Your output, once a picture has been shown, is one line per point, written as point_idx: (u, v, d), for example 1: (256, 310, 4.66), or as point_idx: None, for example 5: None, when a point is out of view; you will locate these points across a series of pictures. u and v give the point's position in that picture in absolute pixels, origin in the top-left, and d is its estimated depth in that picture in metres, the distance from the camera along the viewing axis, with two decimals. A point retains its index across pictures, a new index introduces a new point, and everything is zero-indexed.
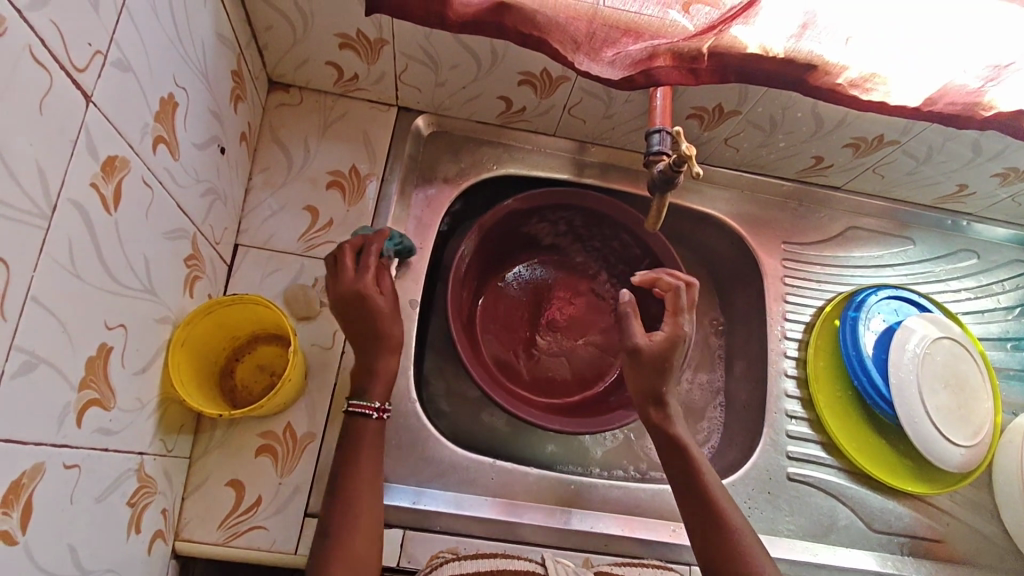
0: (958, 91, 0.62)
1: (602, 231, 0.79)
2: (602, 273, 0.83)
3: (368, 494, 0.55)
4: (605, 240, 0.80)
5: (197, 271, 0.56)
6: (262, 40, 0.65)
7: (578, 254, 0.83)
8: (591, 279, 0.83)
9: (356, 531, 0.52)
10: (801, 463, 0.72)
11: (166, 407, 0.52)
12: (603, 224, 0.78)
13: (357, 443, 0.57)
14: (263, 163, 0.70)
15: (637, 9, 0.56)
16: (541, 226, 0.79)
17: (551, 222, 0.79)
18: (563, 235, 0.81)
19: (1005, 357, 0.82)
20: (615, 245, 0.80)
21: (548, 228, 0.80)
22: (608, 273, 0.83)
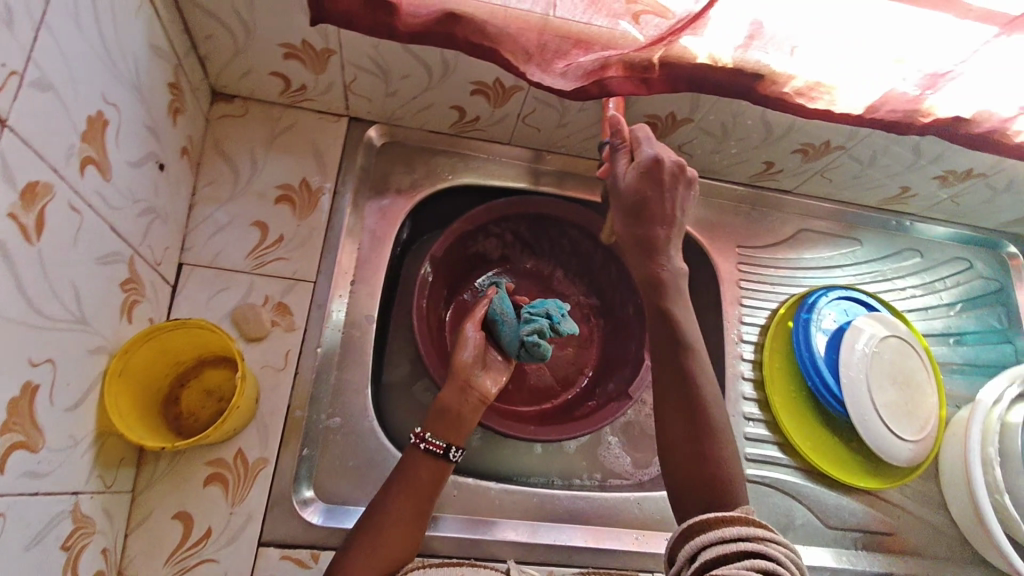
0: (899, 99, 0.64)
1: (553, 232, 0.80)
2: (558, 272, 0.83)
3: (410, 523, 0.54)
4: (556, 241, 0.81)
5: (136, 296, 0.53)
6: (201, 50, 0.62)
7: (529, 260, 0.82)
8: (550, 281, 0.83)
9: (387, 544, 0.52)
10: (758, 464, 0.73)
11: (103, 441, 0.49)
12: (550, 227, 0.79)
13: (411, 475, 0.56)
14: (207, 177, 0.67)
15: (586, 20, 0.56)
16: (488, 241, 0.79)
17: (497, 234, 0.79)
18: (511, 245, 0.81)
19: (948, 352, 0.85)
20: (564, 243, 0.81)
21: (495, 241, 0.79)
22: (564, 269, 0.83)
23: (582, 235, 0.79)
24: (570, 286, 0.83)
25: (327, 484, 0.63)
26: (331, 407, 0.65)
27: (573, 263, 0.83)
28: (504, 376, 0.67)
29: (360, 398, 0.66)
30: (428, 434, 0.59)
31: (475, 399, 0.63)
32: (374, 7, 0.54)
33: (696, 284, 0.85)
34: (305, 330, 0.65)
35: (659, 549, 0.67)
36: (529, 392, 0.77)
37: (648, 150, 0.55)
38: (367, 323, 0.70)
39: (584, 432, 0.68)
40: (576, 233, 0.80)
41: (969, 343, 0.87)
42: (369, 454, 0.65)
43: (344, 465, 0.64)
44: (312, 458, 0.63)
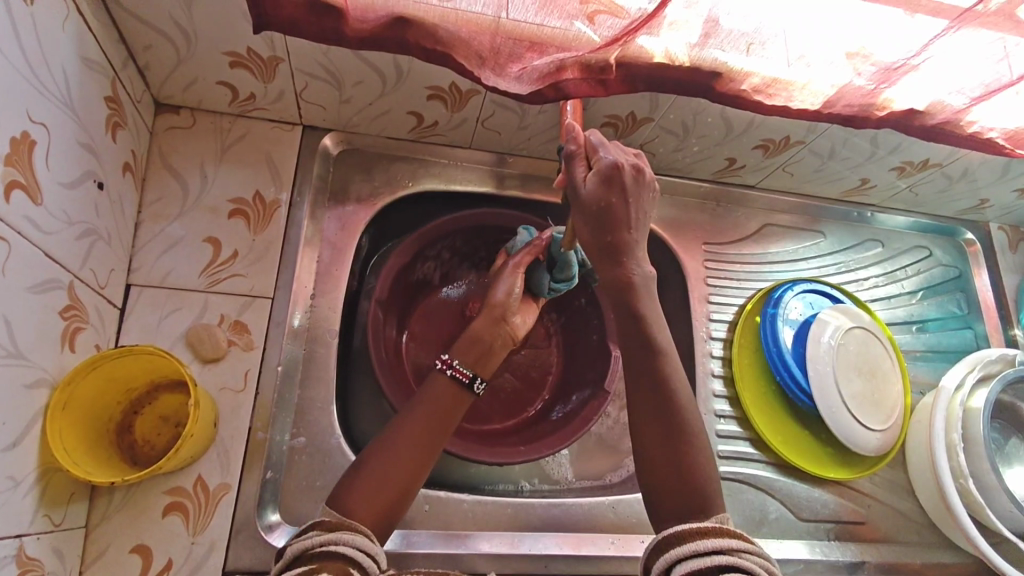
0: (855, 93, 0.64)
1: (486, 240, 0.78)
2: None
3: (421, 447, 0.49)
4: (492, 248, 0.80)
5: (79, 323, 0.51)
6: (140, 60, 0.59)
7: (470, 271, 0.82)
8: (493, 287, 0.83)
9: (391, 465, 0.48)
10: (731, 461, 0.73)
11: (49, 478, 0.47)
12: (486, 236, 0.78)
13: (423, 400, 0.52)
14: (154, 193, 0.65)
15: (539, 22, 0.54)
16: (426, 265, 0.77)
17: (433, 257, 0.77)
18: (450, 263, 0.79)
19: (911, 339, 0.87)
20: (501, 246, 0.80)
21: (432, 263, 0.78)
22: None
23: (516, 238, 0.78)
24: None
25: (293, 506, 0.61)
26: (295, 426, 0.64)
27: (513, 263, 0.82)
28: (530, 315, 0.64)
29: (326, 415, 0.65)
30: (455, 361, 0.54)
31: (505, 334, 0.60)
32: (320, 11, 0.52)
33: (664, 283, 0.85)
34: (265, 348, 0.63)
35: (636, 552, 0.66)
36: (496, 408, 0.76)
37: (607, 156, 0.53)
38: (330, 338, 0.68)
39: (566, 443, 0.66)
40: (512, 237, 0.78)
41: (931, 329, 0.88)
42: (337, 473, 0.63)
43: (311, 486, 0.62)
44: (277, 481, 0.61)
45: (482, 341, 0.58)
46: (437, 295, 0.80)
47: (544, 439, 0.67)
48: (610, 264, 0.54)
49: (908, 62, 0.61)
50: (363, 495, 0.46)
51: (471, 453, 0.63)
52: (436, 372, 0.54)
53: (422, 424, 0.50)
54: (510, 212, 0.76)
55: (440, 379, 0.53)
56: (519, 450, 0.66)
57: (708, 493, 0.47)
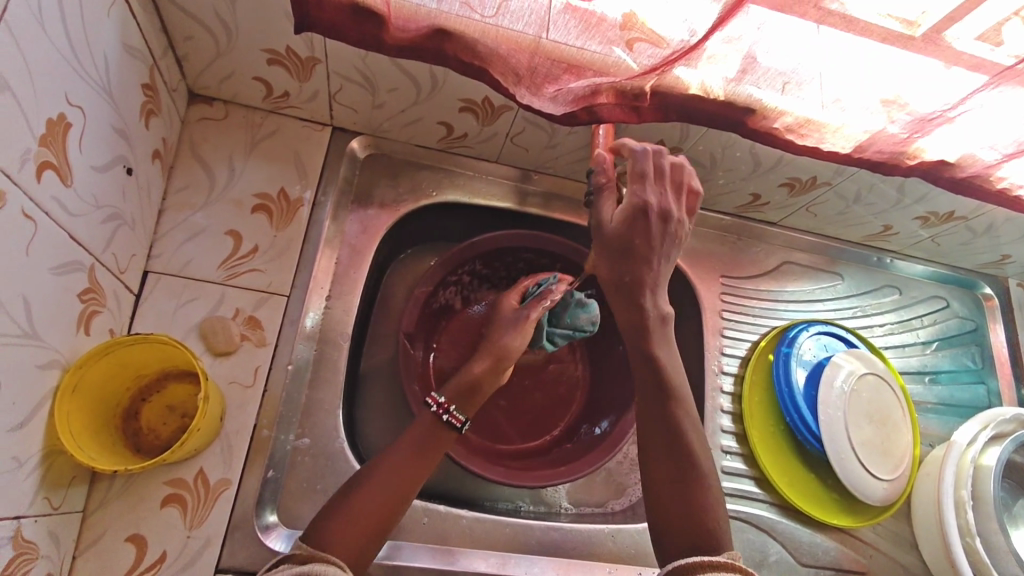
0: (887, 140, 0.64)
1: (502, 260, 0.78)
2: None
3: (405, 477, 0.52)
4: (512, 266, 0.80)
5: (96, 306, 0.51)
6: (180, 50, 0.60)
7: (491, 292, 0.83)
8: None
9: (375, 495, 0.50)
10: (735, 499, 0.72)
11: (52, 460, 0.46)
12: (503, 256, 0.78)
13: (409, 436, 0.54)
14: (181, 182, 0.65)
15: (580, 45, 0.55)
16: (448, 292, 0.78)
17: (455, 282, 0.78)
18: (470, 286, 0.80)
19: (923, 390, 0.86)
20: (520, 265, 0.80)
21: (453, 289, 0.78)
22: None
23: (537, 256, 0.78)
24: None
25: (291, 507, 0.60)
26: (300, 426, 0.63)
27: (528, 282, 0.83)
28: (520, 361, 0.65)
29: (332, 419, 0.64)
30: (453, 406, 0.56)
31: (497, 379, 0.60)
32: (363, 17, 0.53)
33: (679, 312, 0.84)
34: (276, 346, 0.63)
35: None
36: (525, 427, 0.76)
37: (636, 189, 0.52)
38: (341, 340, 0.67)
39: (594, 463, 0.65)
40: (529, 256, 0.78)
41: (943, 382, 0.87)
42: (337, 478, 0.62)
43: (311, 488, 0.61)
44: (278, 481, 0.60)
45: (481, 390, 0.59)
46: (460, 319, 0.80)
47: (586, 456, 0.67)
48: (623, 307, 0.54)
49: (944, 114, 0.60)
50: (346, 524, 0.48)
51: (512, 480, 0.64)
52: (431, 414, 0.56)
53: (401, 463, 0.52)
54: (533, 232, 0.76)
55: (422, 418, 0.56)
56: (543, 475, 0.65)
57: (716, 532, 0.46)
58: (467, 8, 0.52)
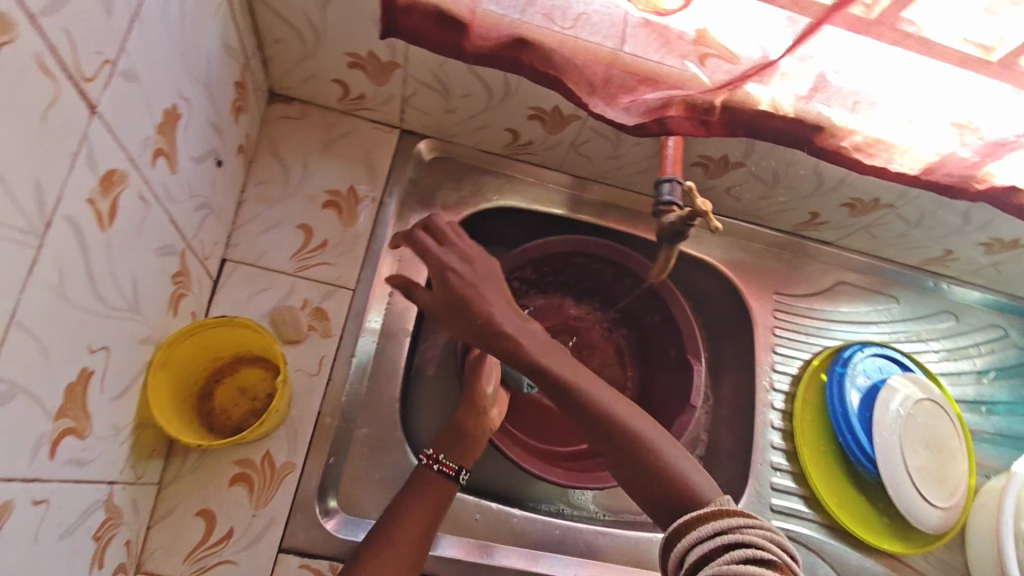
0: (958, 163, 0.64)
1: (553, 265, 0.80)
2: (568, 298, 0.87)
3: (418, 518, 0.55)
4: (561, 270, 0.82)
5: (183, 288, 0.53)
6: (268, 52, 0.63)
7: (538, 296, 0.85)
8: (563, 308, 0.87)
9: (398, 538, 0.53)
10: (783, 516, 0.71)
11: (139, 432, 0.49)
12: (552, 262, 0.80)
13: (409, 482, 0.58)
14: (259, 176, 0.68)
15: (658, 59, 0.56)
16: None
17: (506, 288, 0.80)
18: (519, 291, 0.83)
19: (979, 420, 0.84)
20: (570, 269, 0.82)
21: None
22: (573, 296, 0.86)
23: (587, 260, 0.80)
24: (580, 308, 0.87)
25: (350, 495, 0.62)
26: (360, 417, 0.65)
27: (580, 285, 0.85)
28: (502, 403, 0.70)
29: (390, 411, 0.66)
30: (441, 456, 0.60)
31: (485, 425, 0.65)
32: (447, 24, 0.55)
33: (730, 327, 0.84)
34: (342, 337, 0.65)
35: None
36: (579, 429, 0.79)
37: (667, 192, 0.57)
38: (401, 335, 0.69)
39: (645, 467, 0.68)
40: (581, 261, 0.80)
41: (1001, 413, 0.85)
42: (393, 469, 0.64)
43: (369, 477, 0.63)
44: (337, 467, 0.62)
45: (468, 433, 0.63)
46: None
47: None
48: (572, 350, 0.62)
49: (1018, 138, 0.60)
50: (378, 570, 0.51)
51: (576, 484, 0.68)
52: (422, 467, 0.59)
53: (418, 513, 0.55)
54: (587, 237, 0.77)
55: (422, 470, 0.59)
56: (591, 482, 0.69)
57: None
58: (548, 19, 0.54)
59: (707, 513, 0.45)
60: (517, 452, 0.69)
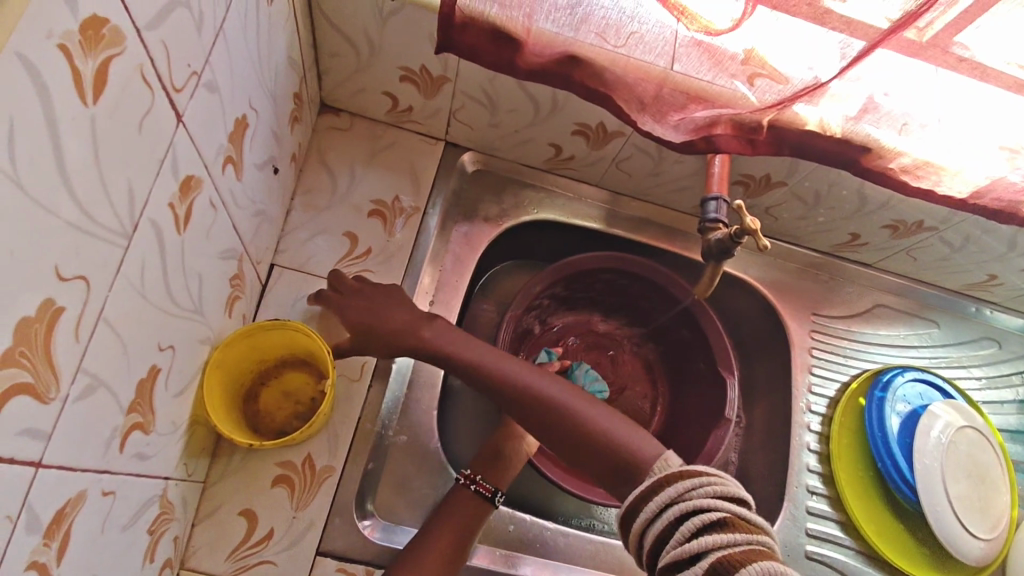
0: (1007, 188, 0.63)
1: (583, 283, 0.80)
2: (595, 315, 0.88)
3: (450, 535, 0.56)
4: (590, 288, 0.82)
5: (238, 291, 0.55)
6: (323, 65, 0.65)
7: (565, 314, 0.86)
8: (591, 325, 0.88)
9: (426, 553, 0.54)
10: (819, 541, 0.70)
11: (193, 430, 0.50)
12: (582, 279, 0.79)
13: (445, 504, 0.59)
14: (307, 185, 0.70)
15: (709, 78, 0.57)
16: (530, 316, 0.81)
17: (537, 306, 0.81)
18: (547, 308, 0.83)
19: (1022, 451, 0.82)
20: (599, 286, 0.82)
21: (534, 313, 0.81)
22: (601, 313, 0.87)
23: (615, 276, 0.79)
24: (607, 324, 0.88)
25: (386, 500, 0.62)
26: (398, 424, 0.66)
27: (608, 301, 0.85)
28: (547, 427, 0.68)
29: (428, 419, 0.67)
30: (478, 477, 0.61)
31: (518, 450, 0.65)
32: (501, 42, 0.56)
33: (765, 346, 0.84)
34: None
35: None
36: None
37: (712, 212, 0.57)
38: None
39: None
40: (609, 277, 0.80)
41: None
42: (429, 477, 0.64)
43: (406, 484, 0.63)
44: (375, 473, 0.63)
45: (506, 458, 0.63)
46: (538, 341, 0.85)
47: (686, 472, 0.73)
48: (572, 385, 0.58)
49: None
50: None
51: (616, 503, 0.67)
52: (460, 487, 0.60)
53: (450, 527, 0.56)
54: (622, 256, 0.77)
55: (456, 490, 0.60)
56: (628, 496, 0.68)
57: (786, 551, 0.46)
58: (601, 38, 0.55)
59: (647, 490, 0.44)
60: (557, 471, 0.69)
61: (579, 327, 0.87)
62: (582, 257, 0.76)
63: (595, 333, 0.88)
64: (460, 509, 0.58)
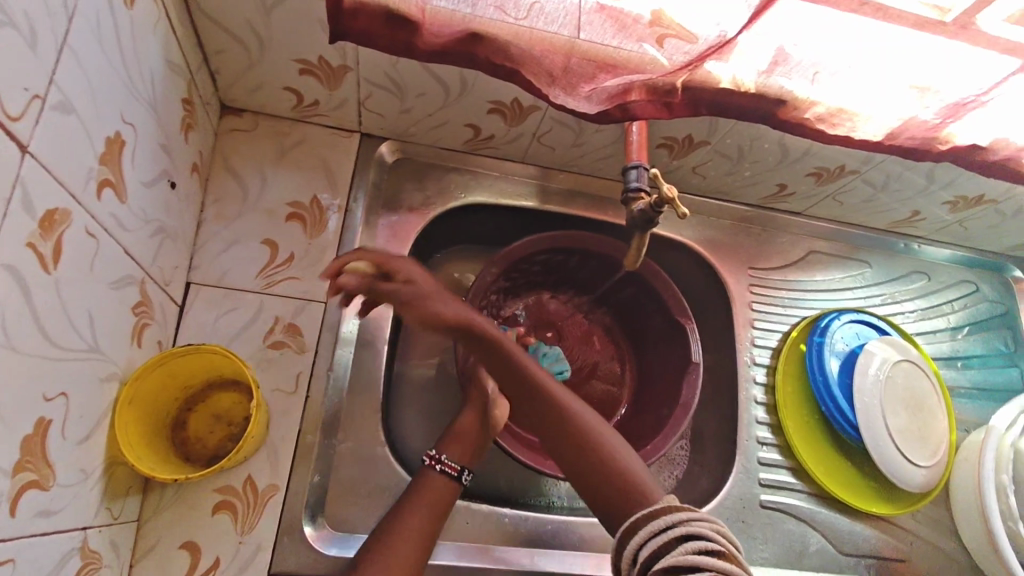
0: (919, 126, 0.63)
1: (524, 267, 0.79)
2: (544, 295, 0.86)
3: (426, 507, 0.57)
4: (533, 269, 0.81)
5: (146, 319, 0.52)
6: (213, 64, 0.61)
7: (514, 303, 0.85)
8: (544, 305, 0.87)
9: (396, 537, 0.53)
10: (773, 490, 0.72)
11: (112, 471, 0.47)
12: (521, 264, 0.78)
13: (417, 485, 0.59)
14: (215, 193, 0.66)
15: (616, 44, 0.55)
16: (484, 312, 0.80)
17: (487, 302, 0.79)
18: (496, 302, 0.82)
19: (956, 376, 0.85)
20: (539, 267, 0.81)
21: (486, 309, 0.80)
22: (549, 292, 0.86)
23: (552, 255, 0.78)
24: (556, 302, 0.87)
25: (337, 511, 0.61)
26: (341, 431, 0.64)
27: (550, 279, 0.84)
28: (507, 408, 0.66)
29: (372, 422, 0.65)
30: (444, 457, 0.61)
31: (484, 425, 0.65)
32: (396, 23, 0.53)
33: (706, 305, 0.85)
34: (316, 352, 0.63)
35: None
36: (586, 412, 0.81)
37: (635, 181, 0.55)
38: (378, 343, 0.68)
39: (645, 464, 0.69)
40: (545, 257, 0.79)
41: (976, 366, 0.87)
42: (378, 480, 0.63)
43: (356, 492, 0.62)
44: (322, 485, 0.61)
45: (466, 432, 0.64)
46: None
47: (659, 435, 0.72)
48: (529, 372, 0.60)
49: (978, 98, 0.60)
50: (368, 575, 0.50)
51: None
52: (426, 468, 0.61)
53: (426, 505, 0.57)
54: (561, 233, 0.76)
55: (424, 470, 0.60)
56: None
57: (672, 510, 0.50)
58: (502, 11, 0.53)
59: (637, 521, 0.49)
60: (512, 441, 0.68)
61: (535, 312, 0.86)
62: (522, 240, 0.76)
63: (549, 312, 0.87)
64: (431, 488, 0.59)
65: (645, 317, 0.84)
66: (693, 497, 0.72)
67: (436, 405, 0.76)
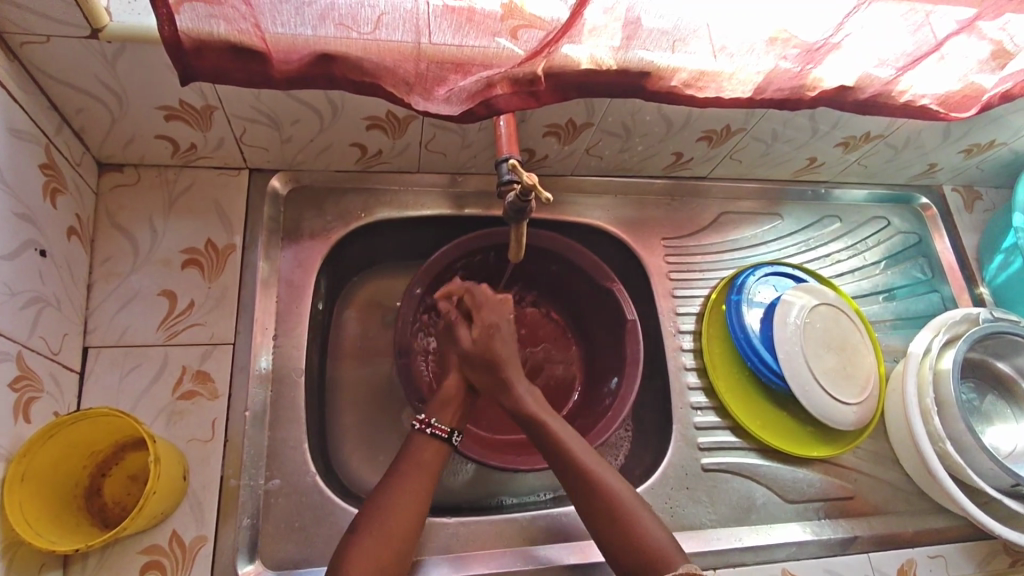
0: (783, 77, 0.64)
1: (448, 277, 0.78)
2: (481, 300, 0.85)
3: (420, 475, 0.59)
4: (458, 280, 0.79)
5: (33, 392, 0.53)
6: (75, 124, 0.60)
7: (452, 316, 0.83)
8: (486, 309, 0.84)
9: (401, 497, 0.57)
10: (713, 451, 0.73)
11: (13, 552, 0.48)
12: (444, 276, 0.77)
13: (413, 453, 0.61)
14: (105, 253, 0.65)
15: (459, 42, 0.55)
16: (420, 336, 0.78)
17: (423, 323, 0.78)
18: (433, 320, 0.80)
19: (879, 310, 0.87)
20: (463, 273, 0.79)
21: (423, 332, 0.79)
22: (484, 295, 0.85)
23: (471, 259, 0.78)
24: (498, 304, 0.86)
25: (273, 550, 0.60)
26: (269, 469, 0.63)
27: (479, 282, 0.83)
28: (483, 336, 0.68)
29: (299, 454, 0.64)
30: (433, 420, 0.63)
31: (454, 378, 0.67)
32: (244, 56, 0.52)
33: (630, 282, 0.85)
34: (230, 395, 0.63)
35: (593, 559, 0.65)
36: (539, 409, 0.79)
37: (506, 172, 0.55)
38: (297, 375, 0.67)
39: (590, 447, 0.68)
40: (466, 261, 0.78)
41: (899, 297, 0.89)
42: (312, 509, 0.62)
43: (290, 527, 0.61)
44: (255, 527, 0.60)
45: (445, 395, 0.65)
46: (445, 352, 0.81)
47: (604, 420, 0.71)
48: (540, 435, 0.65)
49: (829, 41, 0.61)
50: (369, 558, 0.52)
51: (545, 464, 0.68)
52: (416, 432, 0.63)
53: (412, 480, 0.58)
54: (467, 237, 0.75)
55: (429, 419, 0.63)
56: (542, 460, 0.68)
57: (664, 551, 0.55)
58: (344, 28, 0.53)
59: None
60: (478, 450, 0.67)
61: None
62: (443, 250, 0.74)
63: None
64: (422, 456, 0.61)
65: (578, 291, 0.83)
66: (637, 473, 0.73)
67: (372, 426, 0.76)
